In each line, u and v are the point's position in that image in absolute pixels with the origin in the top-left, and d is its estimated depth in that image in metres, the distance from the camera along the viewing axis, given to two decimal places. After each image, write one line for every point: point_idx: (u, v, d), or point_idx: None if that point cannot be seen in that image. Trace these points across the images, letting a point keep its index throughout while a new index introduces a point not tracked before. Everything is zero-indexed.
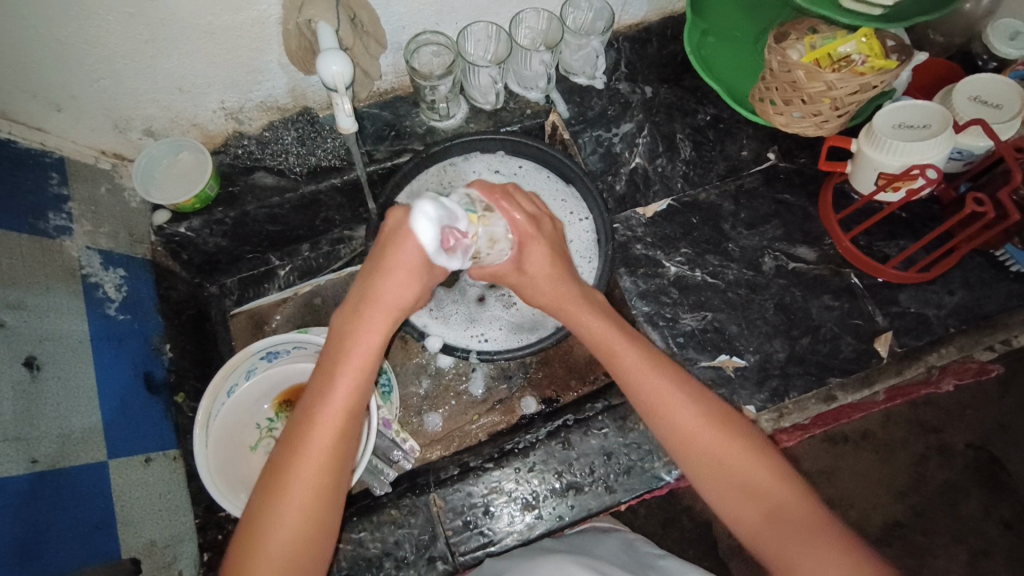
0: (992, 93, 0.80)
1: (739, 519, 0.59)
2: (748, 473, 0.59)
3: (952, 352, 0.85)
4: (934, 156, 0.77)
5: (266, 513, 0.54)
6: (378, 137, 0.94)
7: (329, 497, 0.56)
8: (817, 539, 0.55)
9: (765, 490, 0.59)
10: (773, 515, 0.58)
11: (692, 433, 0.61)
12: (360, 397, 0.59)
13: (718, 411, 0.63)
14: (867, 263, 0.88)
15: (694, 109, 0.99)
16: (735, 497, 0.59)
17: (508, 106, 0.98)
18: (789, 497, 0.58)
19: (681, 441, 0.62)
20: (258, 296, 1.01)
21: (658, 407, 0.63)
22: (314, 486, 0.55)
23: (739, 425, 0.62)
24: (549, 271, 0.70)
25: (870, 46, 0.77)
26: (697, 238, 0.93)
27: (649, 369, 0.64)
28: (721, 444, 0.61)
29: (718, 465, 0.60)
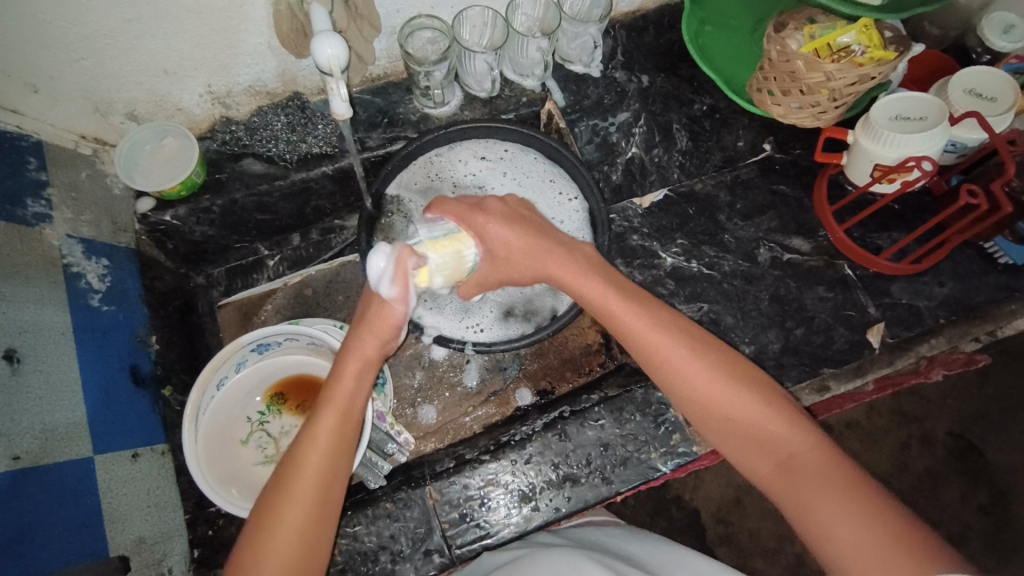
0: (986, 85, 0.80)
1: (751, 469, 0.61)
2: (756, 432, 0.60)
3: (942, 343, 0.87)
4: (929, 148, 0.77)
5: (278, 503, 0.58)
6: (370, 123, 0.93)
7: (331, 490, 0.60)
8: (830, 485, 0.56)
9: (776, 446, 0.59)
10: (783, 464, 0.59)
11: (696, 391, 0.62)
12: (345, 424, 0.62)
13: (727, 370, 0.63)
14: (861, 254, 0.88)
15: (690, 99, 0.98)
16: (743, 450, 0.61)
17: (503, 94, 0.96)
18: (804, 448, 0.58)
19: (685, 402, 0.63)
20: (247, 287, 0.98)
21: (665, 372, 0.64)
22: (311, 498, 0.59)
23: (739, 379, 0.62)
24: (517, 239, 0.69)
25: (869, 36, 0.76)
26: (694, 230, 0.92)
27: (647, 325, 0.65)
28: (731, 405, 0.61)
29: (723, 424, 0.62)
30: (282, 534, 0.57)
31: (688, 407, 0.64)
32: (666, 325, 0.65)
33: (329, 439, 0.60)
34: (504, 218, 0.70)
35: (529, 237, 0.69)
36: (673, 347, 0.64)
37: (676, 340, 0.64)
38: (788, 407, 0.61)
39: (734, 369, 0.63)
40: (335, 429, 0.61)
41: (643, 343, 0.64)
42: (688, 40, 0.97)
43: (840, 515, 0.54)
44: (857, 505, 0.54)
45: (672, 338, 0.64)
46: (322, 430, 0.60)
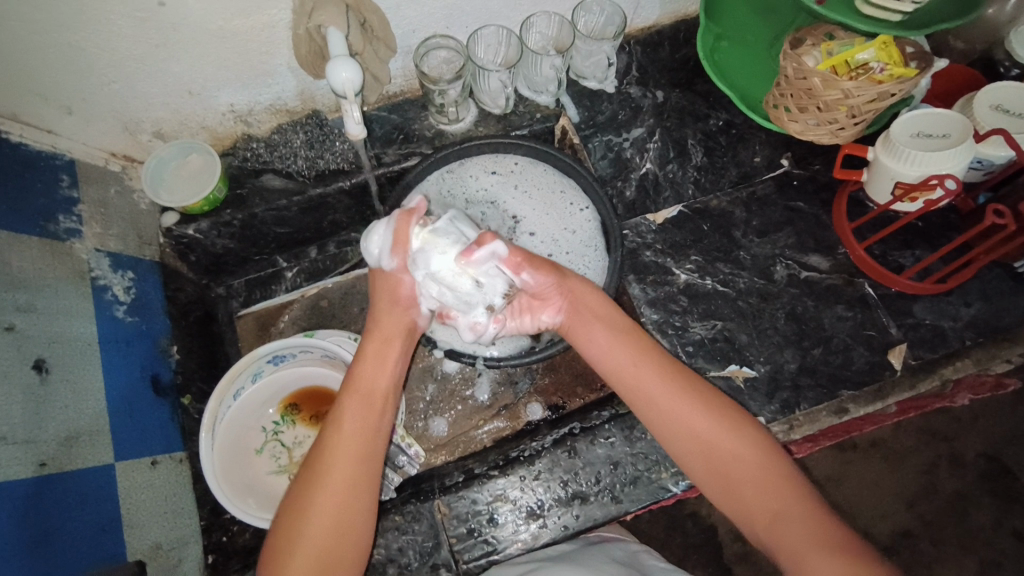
0: (1015, 102, 0.77)
1: (745, 521, 0.61)
2: (750, 483, 0.61)
3: (968, 366, 0.83)
4: (952, 167, 0.74)
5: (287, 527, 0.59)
6: (386, 140, 0.96)
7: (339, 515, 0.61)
8: (819, 540, 0.57)
9: (769, 499, 0.61)
10: (774, 516, 0.60)
11: (695, 435, 0.64)
12: (373, 411, 0.65)
13: (725, 419, 0.64)
14: (881, 272, 0.86)
15: (706, 114, 0.98)
16: (735, 498, 0.62)
17: (517, 110, 0.98)
18: (790, 501, 0.60)
19: (683, 450, 0.65)
20: (265, 298, 1.00)
21: (661, 415, 0.66)
22: (342, 489, 0.61)
23: (738, 422, 0.65)
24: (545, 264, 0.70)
25: (888, 53, 0.75)
26: (708, 246, 0.91)
27: (651, 368, 0.67)
28: (730, 457, 0.63)
29: (718, 473, 0.63)
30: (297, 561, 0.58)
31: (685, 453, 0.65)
32: (664, 364, 0.67)
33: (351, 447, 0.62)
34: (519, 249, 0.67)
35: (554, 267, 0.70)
36: (671, 387, 0.66)
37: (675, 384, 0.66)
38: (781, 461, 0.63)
39: (733, 419, 0.65)
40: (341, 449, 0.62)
41: (645, 387, 0.67)
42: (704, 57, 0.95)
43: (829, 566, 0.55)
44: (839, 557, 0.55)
45: (673, 382, 0.66)
46: (342, 434, 0.63)
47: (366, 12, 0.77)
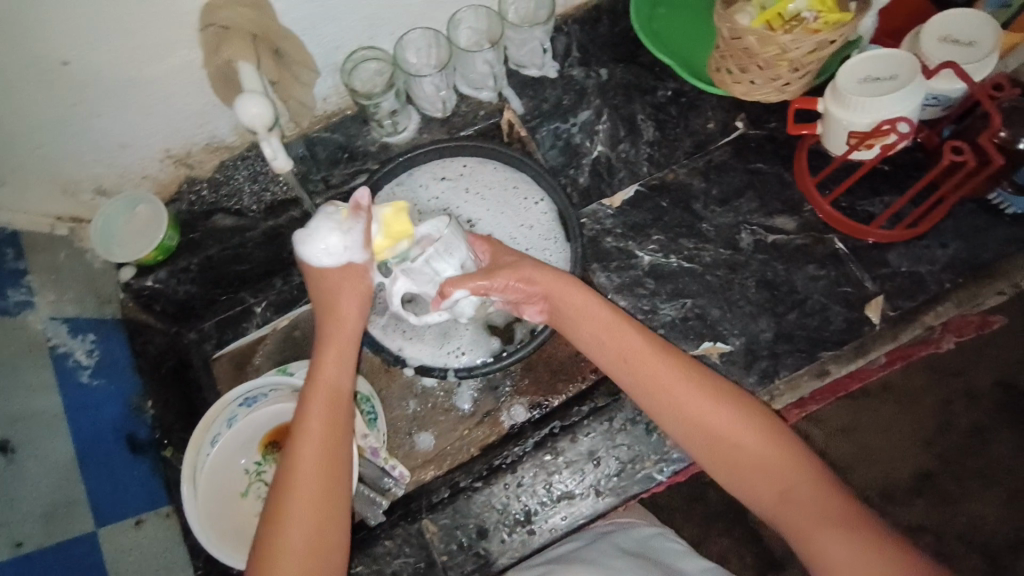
0: (964, 29, 0.72)
1: (753, 501, 0.61)
2: (744, 452, 0.62)
3: (950, 309, 0.81)
4: (904, 109, 0.71)
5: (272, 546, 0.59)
6: (332, 161, 0.94)
7: (324, 522, 0.62)
8: (832, 521, 0.57)
9: (770, 464, 0.61)
10: (784, 496, 0.60)
11: (689, 412, 0.64)
12: (334, 403, 0.67)
13: (715, 391, 0.65)
14: (847, 224, 0.83)
15: (654, 86, 0.95)
16: (743, 480, 0.62)
17: (460, 110, 0.96)
18: (799, 479, 0.60)
19: (679, 428, 0.65)
20: (238, 336, 0.98)
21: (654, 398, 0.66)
22: (314, 480, 0.63)
23: (737, 404, 0.64)
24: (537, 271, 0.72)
25: (820, 0, 0.71)
26: (670, 223, 0.89)
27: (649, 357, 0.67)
28: (727, 426, 0.63)
29: (717, 446, 0.63)
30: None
31: (682, 431, 0.65)
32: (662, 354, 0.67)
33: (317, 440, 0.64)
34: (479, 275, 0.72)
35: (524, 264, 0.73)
36: (660, 367, 0.66)
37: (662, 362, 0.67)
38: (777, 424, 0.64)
39: (723, 389, 0.65)
40: (315, 458, 0.64)
41: (634, 372, 0.67)
42: (639, 26, 0.91)
43: (840, 544, 0.55)
44: (849, 533, 0.55)
45: (672, 370, 0.66)
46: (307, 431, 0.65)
47: (272, 37, 0.72)
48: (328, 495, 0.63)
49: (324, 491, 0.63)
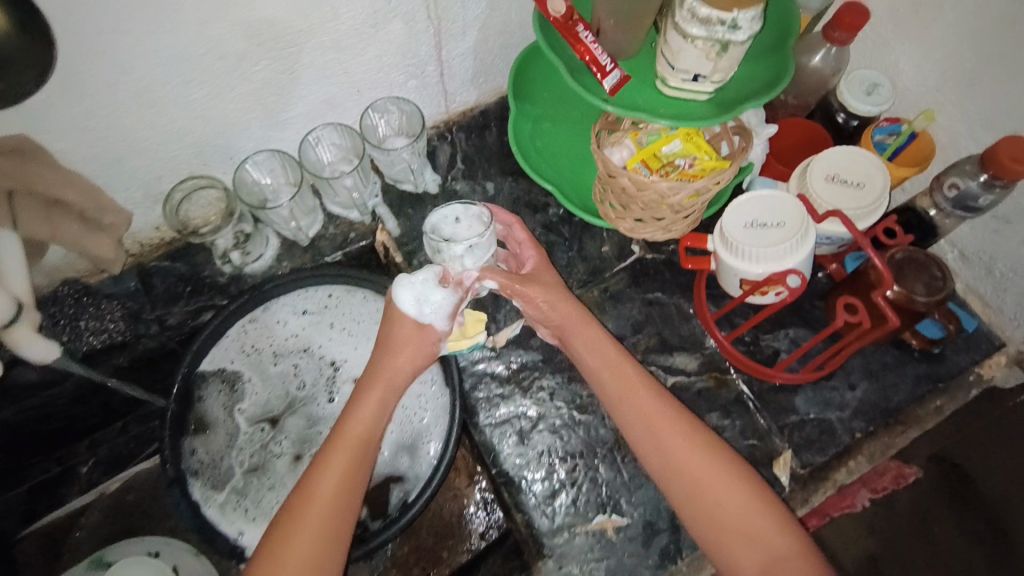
0: (851, 168, 0.66)
1: (735, 568, 0.59)
2: (724, 512, 0.60)
3: (862, 464, 0.74)
4: (794, 261, 0.63)
5: (289, 523, 0.59)
6: (169, 296, 0.79)
7: (344, 515, 0.61)
8: None
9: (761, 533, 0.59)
10: (767, 567, 0.58)
11: (677, 461, 0.63)
12: (380, 411, 0.67)
13: (711, 445, 0.63)
14: (755, 367, 0.74)
15: (544, 203, 0.86)
16: (724, 542, 0.60)
17: (327, 232, 0.84)
18: (786, 550, 0.58)
19: (669, 475, 0.63)
20: (55, 505, 0.85)
21: (647, 447, 0.65)
22: (335, 490, 0.62)
23: (725, 460, 0.63)
24: (557, 285, 0.72)
25: (696, 144, 0.65)
26: (560, 364, 0.79)
27: (646, 393, 0.66)
28: (721, 485, 0.61)
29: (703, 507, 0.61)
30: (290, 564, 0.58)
31: (673, 482, 0.63)
32: (660, 398, 0.66)
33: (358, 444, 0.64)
34: (511, 282, 0.71)
35: (555, 291, 0.72)
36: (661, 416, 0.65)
37: (668, 407, 0.66)
38: (765, 492, 0.62)
39: (713, 443, 0.64)
40: (353, 445, 0.64)
41: (637, 411, 0.66)
42: (512, 135, 0.82)
43: None
44: None
45: (664, 411, 0.65)
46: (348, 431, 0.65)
47: (36, 189, 0.58)
48: (342, 503, 0.61)
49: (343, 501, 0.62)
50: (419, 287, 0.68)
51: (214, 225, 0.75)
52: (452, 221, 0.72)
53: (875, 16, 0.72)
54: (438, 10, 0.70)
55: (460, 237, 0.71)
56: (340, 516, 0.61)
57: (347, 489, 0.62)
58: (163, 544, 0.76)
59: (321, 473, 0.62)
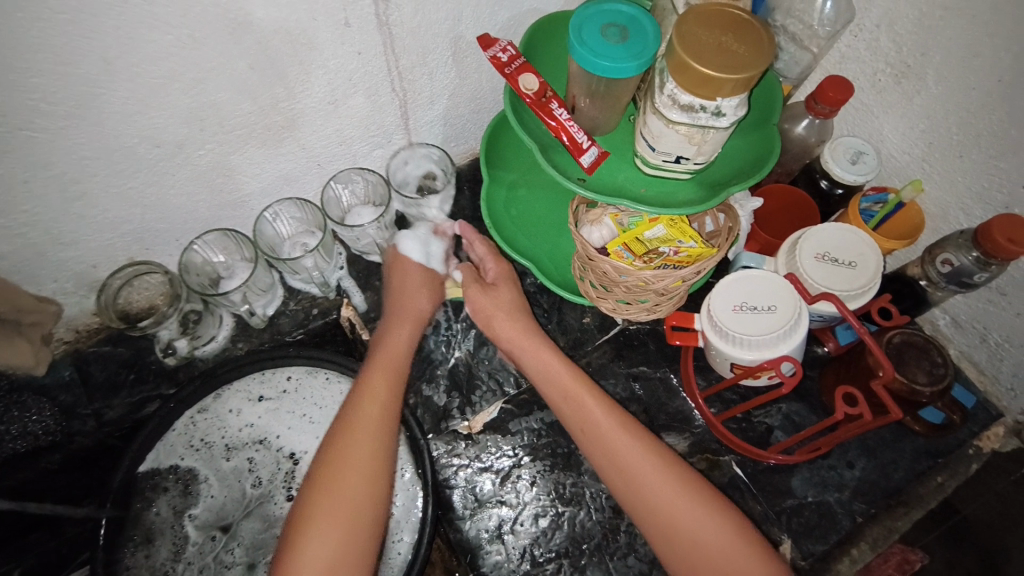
0: (841, 247, 0.64)
1: None
2: (691, 520, 0.55)
3: (865, 552, 0.69)
4: (785, 349, 0.60)
5: (350, 418, 0.60)
6: (110, 386, 0.72)
7: (394, 416, 0.62)
8: None
9: (714, 541, 0.54)
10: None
11: (629, 468, 0.58)
12: (411, 337, 0.69)
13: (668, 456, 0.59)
14: (748, 451, 0.69)
15: (521, 272, 0.81)
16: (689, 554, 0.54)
17: (287, 309, 0.78)
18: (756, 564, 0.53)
19: (613, 474, 0.59)
20: None
21: (602, 456, 0.60)
22: (383, 394, 0.63)
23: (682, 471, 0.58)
24: (513, 303, 0.71)
25: (681, 229, 0.60)
26: (542, 449, 0.73)
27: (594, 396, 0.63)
28: (677, 498, 0.56)
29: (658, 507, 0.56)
30: (354, 452, 0.58)
31: (617, 482, 0.59)
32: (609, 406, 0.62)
33: (395, 362, 0.66)
34: (468, 284, 0.74)
35: (509, 309, 0.71)
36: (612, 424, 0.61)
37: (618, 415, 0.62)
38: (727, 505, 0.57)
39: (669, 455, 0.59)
40: (392, 364, 0.66)
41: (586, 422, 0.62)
42: (484, 205, 0.76)
43: None
44: None
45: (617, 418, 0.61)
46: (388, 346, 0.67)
47: None
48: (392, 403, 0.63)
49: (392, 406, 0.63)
50: (420, 240, 0.76)
51: (155, 316, 0.69)
52: (402, 164, 0.78)
53: (855, 85, 0.71)
54: (402, 83, 0.67)
55: (413, 181, 0.79)
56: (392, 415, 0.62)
57: (395, 398, 0.63)
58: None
59: (370, 381, 0.64)
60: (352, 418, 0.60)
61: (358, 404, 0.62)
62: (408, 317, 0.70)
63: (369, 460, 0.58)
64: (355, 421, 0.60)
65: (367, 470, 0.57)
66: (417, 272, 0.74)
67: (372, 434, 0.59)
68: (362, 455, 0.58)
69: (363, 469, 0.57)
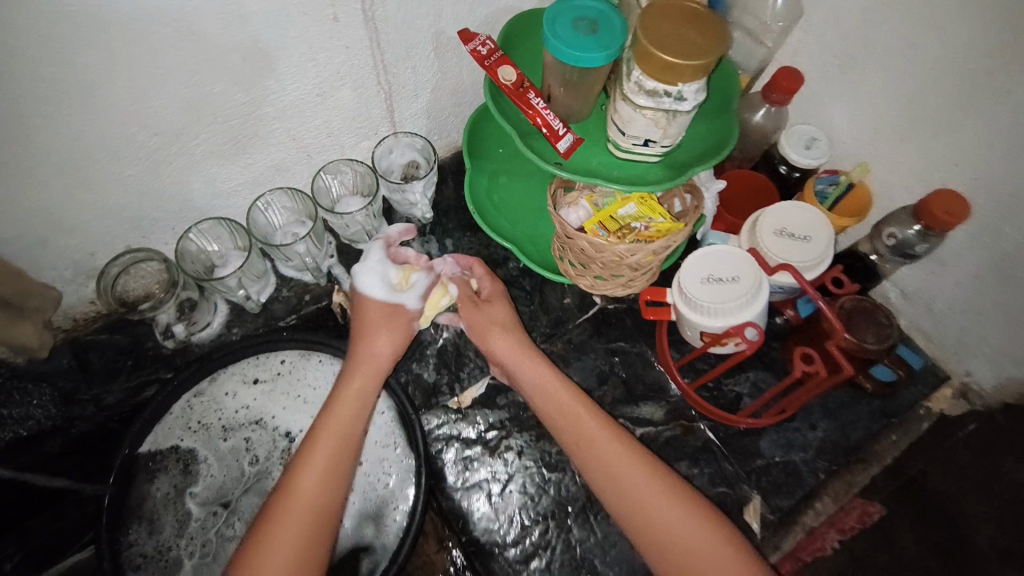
0: (797, 223, 0.70)
1: None
2: (670, 524, 0.60)
3: (828, 504, 0.75)
4: (749, 315, 0.66)
5: (286, 491, 0.59)
6: (108, 372, 0.75)
7: (338, 480, 0.61)
8: None
9: (689, 539, 0.59)
10: None
11: (613, 475, 0.63)
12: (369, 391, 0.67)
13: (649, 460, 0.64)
14: (719, 415, 0.75)
15: (504, 257, 0.86)
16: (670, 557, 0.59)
17: (281, 295, 0.82)
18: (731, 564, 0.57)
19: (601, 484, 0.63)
20: None
21: (591, 466, 0.64)
22: (326, 461, 0.61)
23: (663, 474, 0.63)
24: (507, 319, 0.74)
25: (650, 207, 0.66)
26: (528, 421, 0.77)
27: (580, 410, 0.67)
28: (656, 504, 0.61)
29: (644, 523, 0.60)
30: (286, 530, 0.57)
31: (606, 491, 0.63)
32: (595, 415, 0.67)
33: (346, 419, 0.65)
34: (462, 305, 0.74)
35: (510, 322, 0.73)
36: (594, 429, 0.66)
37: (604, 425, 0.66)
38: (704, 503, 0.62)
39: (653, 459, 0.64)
40: (342, 424, 0.64)
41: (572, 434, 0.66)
42: (468, 192, 0.82)
43: None
44: None
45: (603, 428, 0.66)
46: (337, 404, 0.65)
47: None
48: (333, 469, 0.61)
49: (336, 469, 0.61)
50: (379, 272, 0.71)
51: (154, 301, 0.72)
52: (388, 154, 0.82)
53: (807, 78, 0.77)
54: (387, 78, 0.71)
55: (398, 168, 0.84)
56: (335, 483, 0.61)
57: (339, 460, 0.62)
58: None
59: (311, 449, 0.62)
60: (289, 491, 0.59)
61: (299, 472, 0.60)
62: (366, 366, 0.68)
63: (303, 535, 0.57)
64: (294, 491, 0.59)
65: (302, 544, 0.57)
66: (377, 308, 0.71)
67: (301, 513, 0.58)
68: (296, 528, 0.57)
69: (299, 542, 0.57)
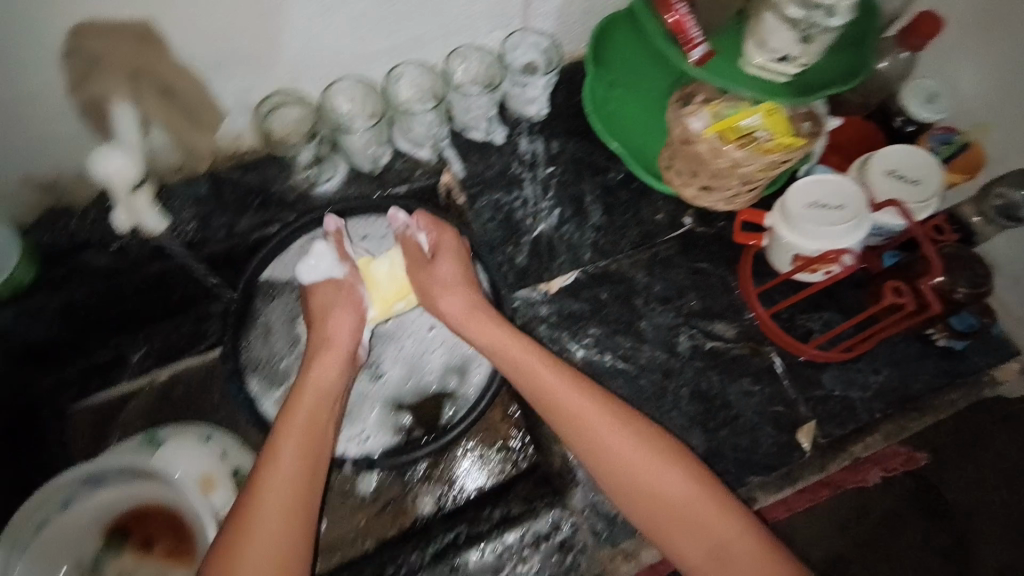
0: (909, 167, 0.72)
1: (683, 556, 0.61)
2: (670, 498, 0.62)
3: (877, 442, 0.79)
4: (849, 242, 0.69)
5: (273, 447, 0.62)
6: (240, 206, 0.80)
7: (322, 434, 0.64)
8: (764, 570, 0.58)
9: (687, 508, 0.61)
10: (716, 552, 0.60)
11: (611, 469, 0.64)
12: (338, 364, 0.70)
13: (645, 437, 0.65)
14: (788, 341, 0.79)
15: (605, 166, 0.89)
16: (674, 529, 0.61)
17: (393, 167, 0.86)
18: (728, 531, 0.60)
19: (608, 480, 0.64)
20: (107, 387, 0.88)
21: (588, 456, 0.65)
22: (305, 419, 0.64)
23: (661, 449, 0.64)
24: (451, 277, 0.74)
25: (774, 122, 0.69)
26: (607, 316, 0.83)
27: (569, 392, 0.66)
28: (651, 483, 0.62)
29: (644, 495, 0.62)
30: (276, 481, 0.60)
31: (602, 476, 0.64)
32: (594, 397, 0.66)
33: (320, 385, 0.67)
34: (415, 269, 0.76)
35: (460, 285, 0.74)
36: (584, 411, 0.65)
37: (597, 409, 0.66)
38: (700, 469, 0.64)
39: (646, 435, 0.65)
40: (316, 389, 0.67)
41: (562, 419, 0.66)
42: (586, 97, 0.87)
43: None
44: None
45: (602, 410, 0.65)
46: (310, 378, 0.68)
47: (157, 73, 0.65)
48: (312, 428, 0.64)
49: (315, 429, 0.64)
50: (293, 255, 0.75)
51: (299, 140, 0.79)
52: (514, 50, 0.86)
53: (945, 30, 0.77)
54: None
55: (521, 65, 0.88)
56: (316, 438, 0.64)
57: (316, 423, 0.65)
58: (215, 429, 0.77)
59: (288, 413, 0.65)
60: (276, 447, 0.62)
61: (283, 428, 0.63)
62: (337, 341, 0.71)
63: (296, 489, 0.60)
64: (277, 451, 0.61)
65: (298, 492, 0.60)
66: (321, 290, 0.74)
67: (293, 457, 0.61)
68: (285, 482, 0.60)
69: (295, 488, 0.60)
